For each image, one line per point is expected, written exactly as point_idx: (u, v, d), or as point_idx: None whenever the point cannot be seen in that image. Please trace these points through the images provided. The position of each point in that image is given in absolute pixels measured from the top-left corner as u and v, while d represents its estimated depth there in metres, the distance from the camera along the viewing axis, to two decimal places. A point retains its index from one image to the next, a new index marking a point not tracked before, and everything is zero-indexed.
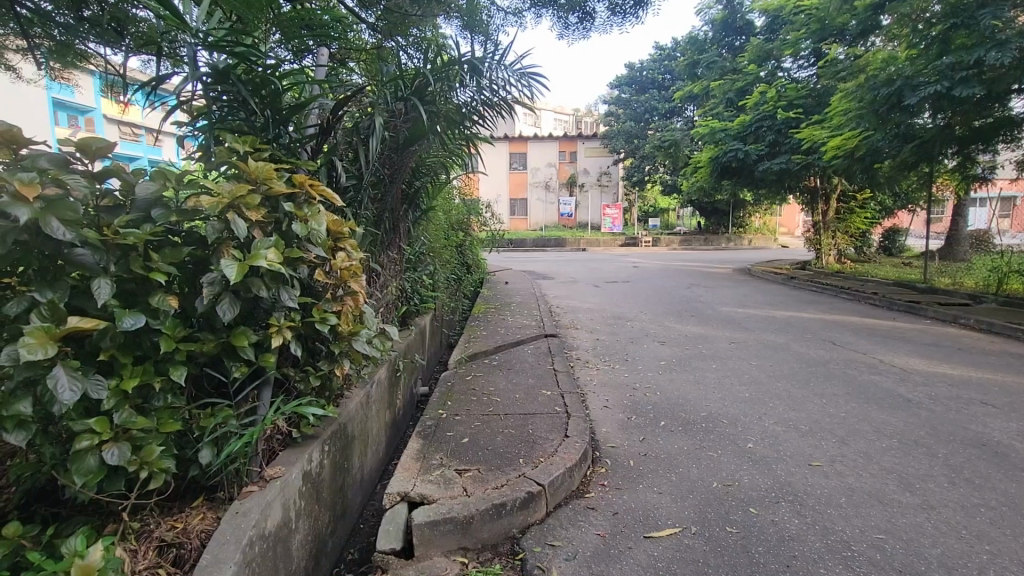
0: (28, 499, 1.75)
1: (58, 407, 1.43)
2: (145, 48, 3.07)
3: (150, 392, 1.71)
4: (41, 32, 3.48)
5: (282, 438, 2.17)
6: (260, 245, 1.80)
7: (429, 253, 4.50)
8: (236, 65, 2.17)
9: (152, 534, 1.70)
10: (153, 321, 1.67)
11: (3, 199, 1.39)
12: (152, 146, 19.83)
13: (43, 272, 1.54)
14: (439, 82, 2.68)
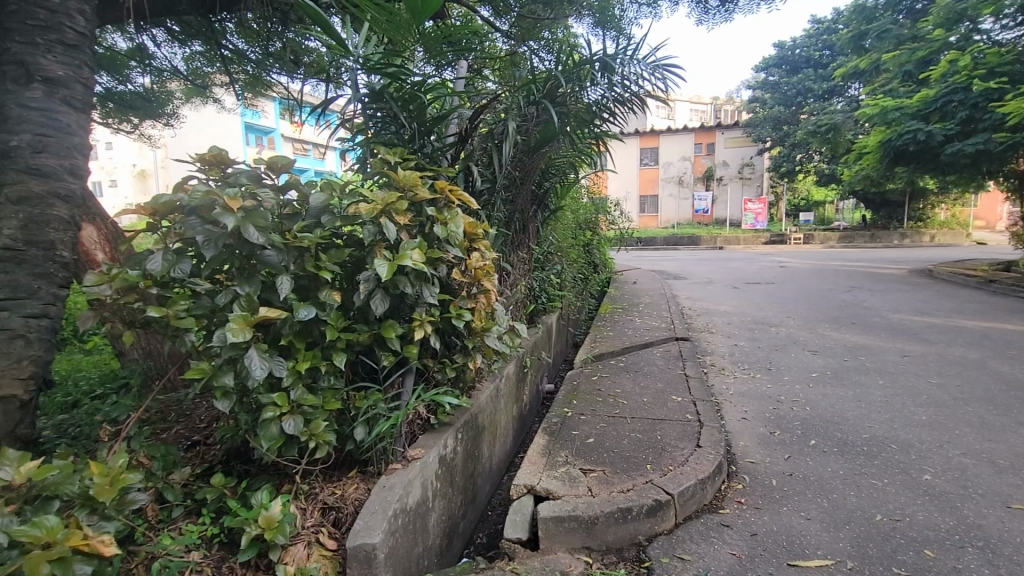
0: (228, 456, 2.13)
1: (251, 381, 1.72)
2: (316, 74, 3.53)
3: (318, 373, 1.98)
4: (239, 69, 4.20)
5: (422, 423, 2.36)
6: (406, 246, 1.98)
7: (557, 252, 4.55)
8: (389, 84, 2.42)
9: (317, 496, 1.98)
10: (321, 313, 1.93)
11: (217, 209, 1.71)
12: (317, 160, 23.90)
13: (242, 269, 1.86)
14: (570, 84, 2.70)
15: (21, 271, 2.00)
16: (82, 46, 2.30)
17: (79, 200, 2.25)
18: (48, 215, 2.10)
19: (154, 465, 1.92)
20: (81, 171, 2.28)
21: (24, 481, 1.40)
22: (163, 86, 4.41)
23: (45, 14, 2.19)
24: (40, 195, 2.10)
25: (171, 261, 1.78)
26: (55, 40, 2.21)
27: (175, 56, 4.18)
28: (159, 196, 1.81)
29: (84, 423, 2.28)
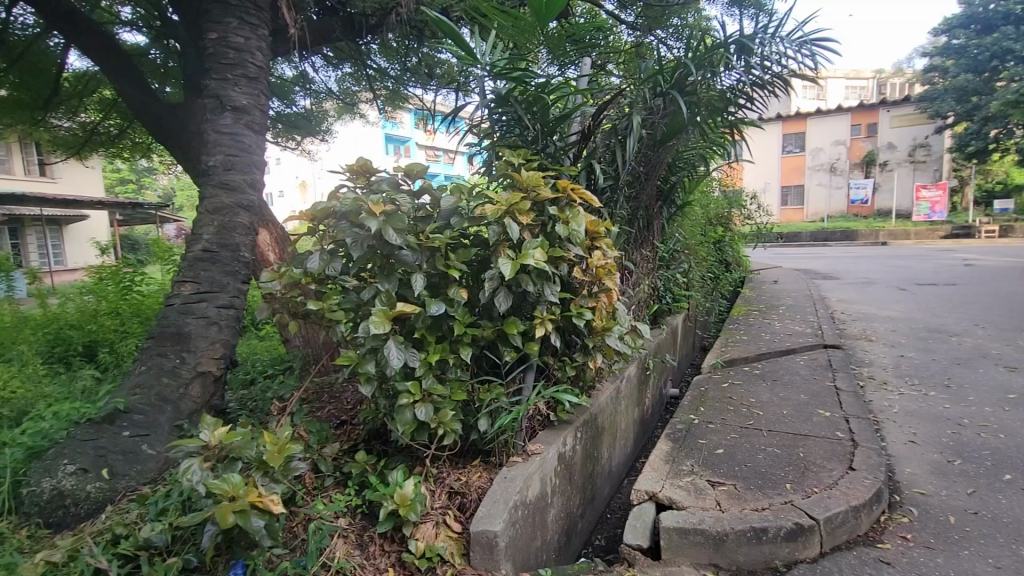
0: (370, 435, 2.35)
1: (389, 369, 1.89)
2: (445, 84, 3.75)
3: (447, 365, 2.11)
4: (381, 85, 4.62)
5: (542, 419, 2.40)
6: (529, 246, 2.02)
7: (684, 250, 4.31)
8: (514, 88, 2.48)
9: (445, 481, 2.11)
10: (450, 309, 2.05)
11: (363, 214, 1.91)
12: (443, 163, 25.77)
13: (382, 268, 2.05)
14: (699, 71, 2.53)
15: (216, 269, 2.42)
16: (260, 77, 2.70)
17: (257, 209, 2.65)
18: (235, 222, 2.51)
19: (311, 438, 2.20)
20: (259, 184, 2.68)
21: (217, 443, 1.71)
22: (320, 106, 5.02)
23: (233, 53, 2.61)
24: (229, 206, 2.51)
25: (326, 260, 2.03)
26: (240, 74, 2.62)
27: (329, 79, 4.73)
28: (317, 203, 2.08)
29: (260, 398, 2.69)
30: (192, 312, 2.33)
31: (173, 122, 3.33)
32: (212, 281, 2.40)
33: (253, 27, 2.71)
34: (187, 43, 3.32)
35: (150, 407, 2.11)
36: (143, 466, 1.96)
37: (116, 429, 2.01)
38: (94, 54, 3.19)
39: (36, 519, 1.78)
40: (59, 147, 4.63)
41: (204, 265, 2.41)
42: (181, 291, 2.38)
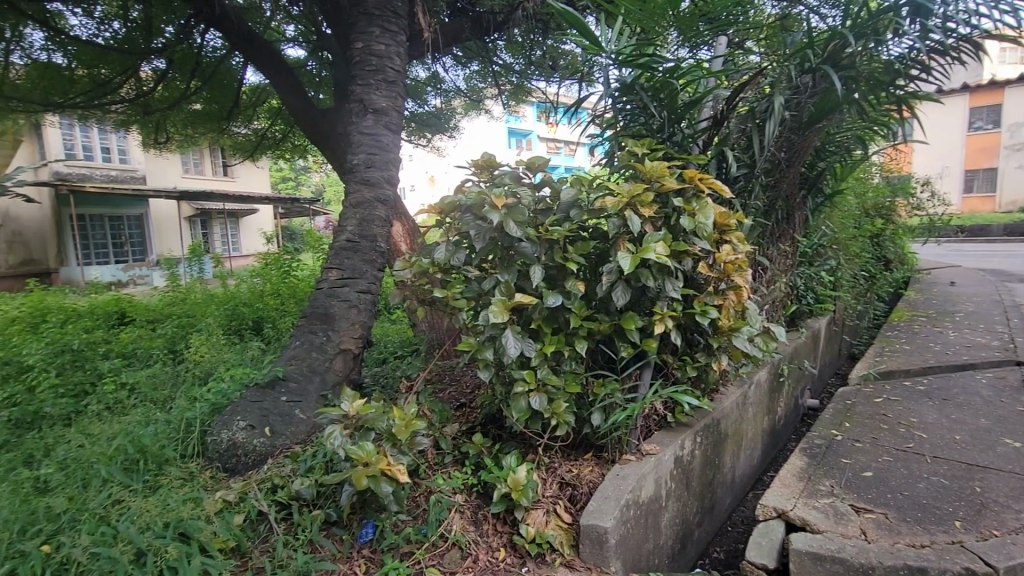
0: (486, 420, 2.45)
1: (506, 358, 1.95)
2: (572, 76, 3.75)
3: (562, 357, 2.12)
4: (506, 80, 4.71)
5: (659, 419, 2.31)
6: (650, 239, 1.94)
7: (832, 245, 3.84)
8: (641, 75, 2.40)
9: (556, 471, 2.13)
10: (567, 301, 2.05)
11: (486, 207, 1.99)
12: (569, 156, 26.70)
13: (503, 259, 2.12)
14: (859, 41, 2.23)
15: (357, 257, 2.68)
16: (397, 81, 2.92)
17: (392, 203, 2.87)
18: (373, 215, 2.76)
19: (434, 417, 2.32)
20: (395, 180, 2.91)
21: (355, 414, 1.94)
22: (449, 104, 5.27)
23: (376, 60, 2.85)
24: (369, 200, 2.76)
25: (452, 251, 2.14)
26: (381, 79, 2.86)
27: (458, 77, 4.97)
28: (445, 197, 2.20)
29: (390, 376, 2.93)
30: (336, 295, 2.61)
31: (327, 129, 3.74)
32: (353, 268, 2.66)
33: (393, 35, 2.93)
34: (338, 54, 3.69)
35: (302, 376, 2.40)
36: (296, 428, 2.24)
37: (275, 394, 2.32)
38: (265, 67, 3.59)
39: (216, 464, 2.13)
40: (238, 152, 5.43)
41: (347, 254, 2.68)
42: (328, 276, 2.67)
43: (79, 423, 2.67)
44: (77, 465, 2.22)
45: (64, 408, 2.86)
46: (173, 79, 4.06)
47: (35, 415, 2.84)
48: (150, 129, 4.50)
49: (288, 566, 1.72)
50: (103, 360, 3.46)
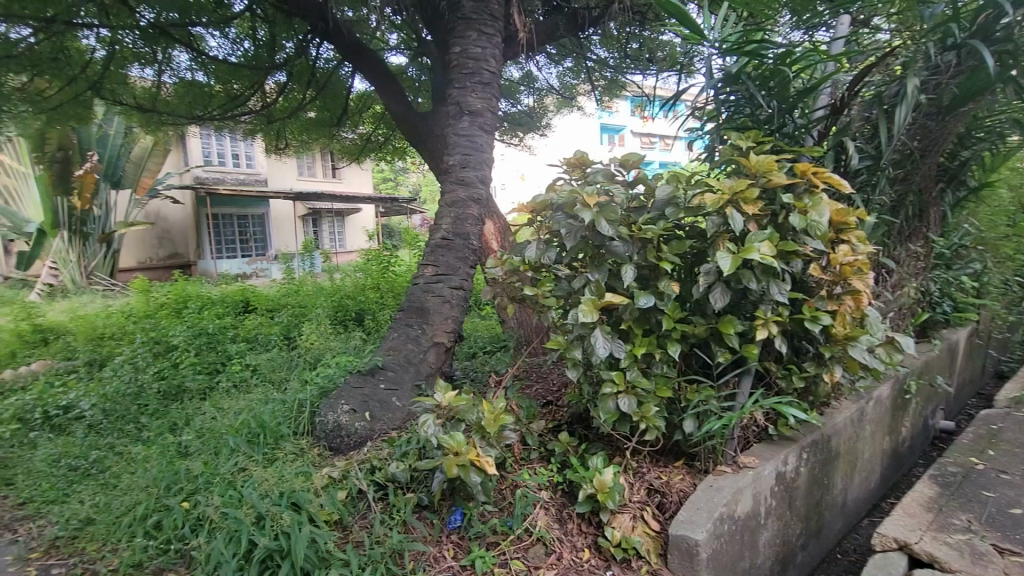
0: (573, 419, 2.44)
1: (595, 358, 1.92)
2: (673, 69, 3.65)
3: (652, 360, 2.05)
4: (600, 76, 4.64)
5: (759, 431, 2.17)
6: (754, 238, 1.82)
7: (976, 246, 3.35)
8: (747, 63, 2.26)
9: (644, 476, 2.08)
10: (659, 302, 1.98)
11: (577, 205, 1.97)
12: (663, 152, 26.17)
13: (593, 258, 2.09)
14: (1019, 9, 1.94)
15: (451, 255, 2.78)
16: (493, 82, 2.98)
17: (484, 202, 2.94)
18: (467, 214, 2.84)
19: (521, 413, 2.34)
20: (488, 179, 2.97)
21: (447, 404, 1.97)
22: (541, 103, 5.29)
23: (472, 63, 2.93)
24: (463, 199, 2.85)
25: (542, 249, 2.15)
26: (477, 81, 2.93)
27: (552, 75, 4.98)
28: (537, 196, 2.21)
29: (479, 370, 3.02)
30: (431, 290, 2.72)
31: (424, 131, 3.90)
32: (447, 265, 2.76)
33: (489, 37, 2.99)
34: (437, 59, 3.84)
35: (399, 366, 2.53)
36: (393, 414, 2.38)
37: (375, 381, 2.47)
38: (371, 76, 3.84)
39: (323, 442, 2.32)
40: (345, 155, 5.84)
41: (442, 251, 2.78)
42: (424, 272, 2.79)
43: (213, 398, 3.03)
44: (211, 435, 2.53)
45: (201, 384, 3.26)
46: (292, 90, 4.39)
47: (179, 388, 3.27)
48: (272, 137, 4.96)
49: (384, 542, 1.84)
50: (232, 343, 3.89)
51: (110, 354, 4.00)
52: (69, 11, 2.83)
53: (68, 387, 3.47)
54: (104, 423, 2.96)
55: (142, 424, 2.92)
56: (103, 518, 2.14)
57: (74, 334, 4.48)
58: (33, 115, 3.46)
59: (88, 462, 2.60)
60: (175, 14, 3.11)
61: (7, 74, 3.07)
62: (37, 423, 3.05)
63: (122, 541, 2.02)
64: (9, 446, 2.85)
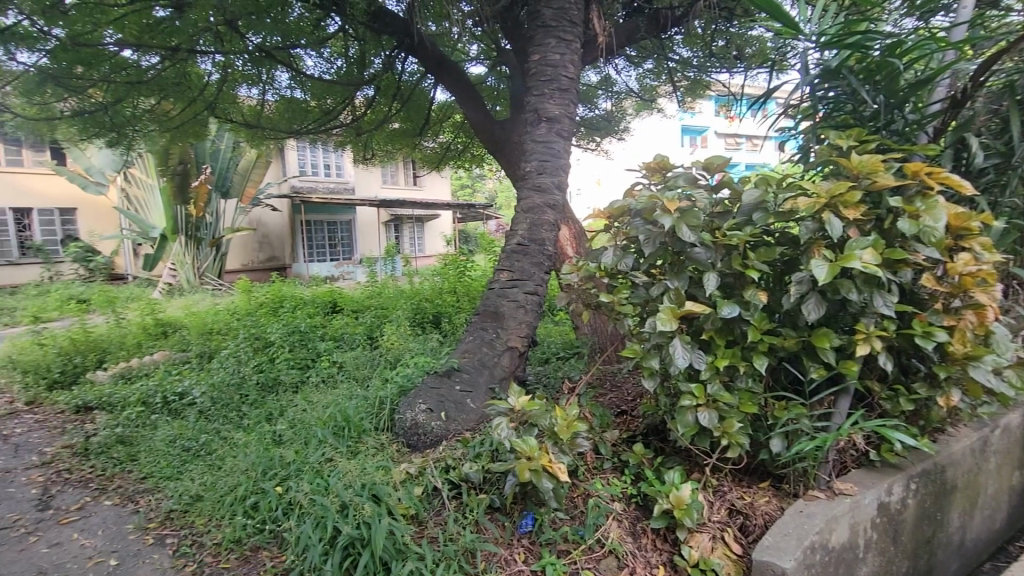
0: (649, 430, 2.36)
1: (673, 368, 1.86)
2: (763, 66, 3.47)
3: (736, 373, 1.95)
4: (682, 77, 4.49)
5: (857, 455, 1.98)
6: (855, 245, 1.68)
7: None
8: (849, 56, 2.11)
9: (725, 495, 1.97)
10: (745, 312, 1.88)
11: (657, 211, 1.92)
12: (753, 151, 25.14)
13: (673, 265, 2.02)
14: None
15: (526, 260, 2.80)
16: (570, 88, 2.98)
17: (560, 208, 2.94)
18: (543, 219, 2.85)
19: (595, 421, 2.31)
20: (565, 185, 2.97)
21: (521, 408, 2.01)
22: (620, 107, 5.21)
23: (550, 70, 2.94)
24: (539, 205, 2.87)
25: (619, 256, 2.11)
26: (555, 88, 2.95)
27: (631, 78, 4.89)
28: (614, 202, 2.17)
29: (552, 376, 3.01)
30: (506, 295, 2.76)
31: (501, 138, 3.97)
32: (522, 270, 2.78)
33: (568, 43, 2.99)
34: (515, 67, 3.90)
35: (474, 368, 2.58)
36: (467, 416, 2.43)
37: (451, 382, 2.53)
38: (452, 86, 3.97)
39: (401, 439, 2.42)
40: (426, 164, 6.07)
41: (517, 257, 2.81)
42: (499, 277, 2.83)
43: (303, 392, 3.25)
44: (301, 426, 2.72)
45: (293, 378, 3.52)
46: (379, 104, 4.64)
47: (274, 381, 3.54)
48: (360, 149, 5.26)
49: (457, 540, 1.88)
50: (320, 341, 4.16)
51: (217, 347, 4.41)
52: (191, 40, 3.17)
53: (182, 375, 3.86)
54: (211, 410, 3.27)
55: (243, 413, 3.19)
56: (209, 496, 2.37)
57: (187, 329, 4.99)
58: (160, 133, 3.91)
59: (198, 444, 2.88)
60: (278, 37, 3.38)
61: (142, 99, 3.50)
62: (157, 407, 3.43)
63: (225, 518, 2.22)
64: (135, 426, 3.23)
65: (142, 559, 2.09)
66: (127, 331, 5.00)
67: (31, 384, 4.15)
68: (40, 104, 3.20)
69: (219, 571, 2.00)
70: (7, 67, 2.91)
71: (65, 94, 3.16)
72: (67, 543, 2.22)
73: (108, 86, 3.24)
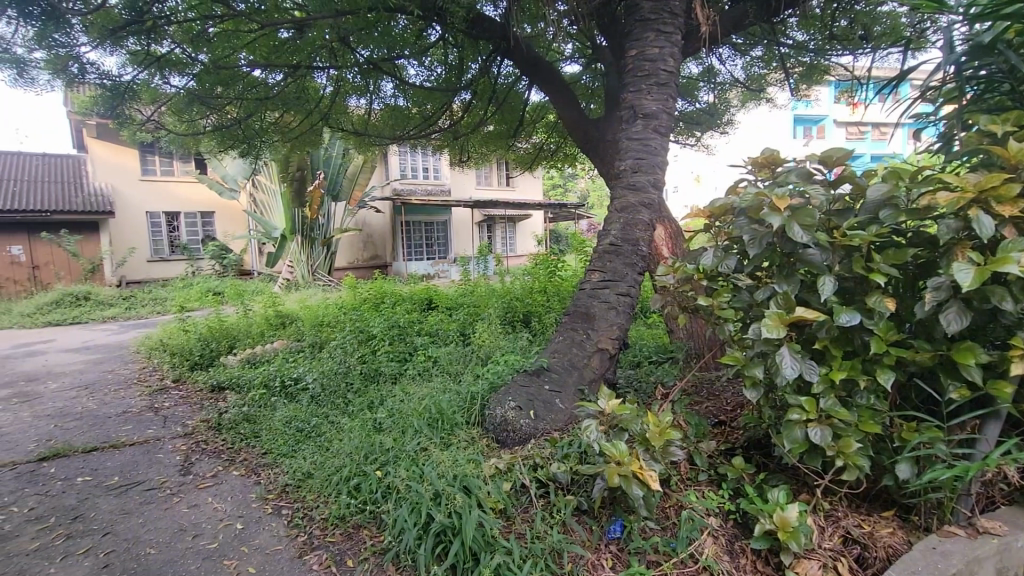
0: (750, 444, 2.21)
1: (781, 379, 1.71)
2: (897, 45, 3.11)
3: (854, 388, 1.77)
4: (797, 62, 4.14)
5: (1007, 490, 1.72)
6: (1010, 246, 1.45)
7: None
8: (1007, 29, 1.82)
9: (839, 521, 1.80)
10: (868, 320, 1.70)
11: (765, 209, 1.79)
12: (880, 140, 22.63)
13: (781, 267, 1.88)
14: None
15: (619, 261, 2.74)
16: (669, 82, 2.87)
17: (656, 207, 2.85)
18: (637, 219, 2.78)
19: (690, 430, 2.20)
20: (661, 184, 2.87)
21: (611, 412, 1.97)
22: (724, 98, 4.92)
23: (648, 64, 2.85)
24: (633, 204, 2.79)
25: (720, 257, 1.99)
26: (653, 83, 2.85)
27: (737, 67, 4.60)
28: (716, 200, 2.04)
29: (644, 380, 2.92)
30: (598, 296, 2.71)
31: (594, 137, 3.92)
32: (614, 271, 2.73)
33: (668, 36, 2.88)
34: (611, 64, 3.83)
35: (563, 368, 2.57)
36: (556, 415, 2.43)
37: (541, 381, 2.54)
38: (547, 87, 3.99)
39: (492, 435, 2.47)
40: (519, 165, 6.16)
41: (610, 257, 2.75)
42: (590, 277, 2.79)
43: (401, 383, 3.44)
44: (399, 415, 2.88)
45: (392, 369, 3.73)
46: (475, 108, 4.78)
47: (376, 372, 3.78)
48: (457, 152, 5.45)
49: (544, 539, 1.88)
50: (418, 335, 4.38)
51: (327, 338, 4.81)
52: (309, 58, 3.48)
53: (297, 362, 4.26)
54: (321, 395, 3.57)
55: (348, 400, 3.44)
56: (318, 475, 2.59)
57: (302, 321, 5.49)
58: (282, 143, 4.33)
59: (309, 425, 3.15)
60: (385, 49, 3.59)
61: (268, 113, 3.89)
62: (276, 390, 3.81)
63: (332, 495, 2.41)
64: (258, 406, 3.61)
65: (262, 526, 2.33)
66: (253, 321, 5.61)
67: (179, 365, 4.81)
68: (188, 121, 3.68)
69: (325, 544, 2.17)
70: (161, 90, 3.34)
71: (208, 111, 3.61)
72: (203, 505, 2.54)
73: (241, 103, 3.65)
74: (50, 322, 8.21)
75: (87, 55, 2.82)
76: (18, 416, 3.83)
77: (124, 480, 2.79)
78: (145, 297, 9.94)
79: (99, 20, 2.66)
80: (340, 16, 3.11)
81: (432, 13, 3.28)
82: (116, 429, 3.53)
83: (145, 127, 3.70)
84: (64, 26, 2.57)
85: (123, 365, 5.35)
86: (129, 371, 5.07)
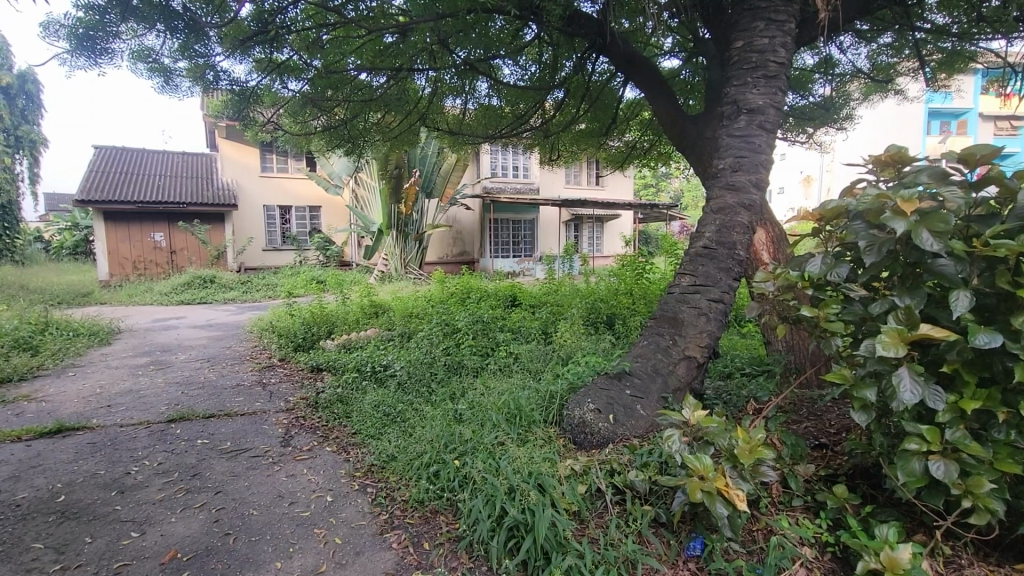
0: (855, 472, 2.01)
1: (897, 403, 1.53)
2: None
3: (990, 420, 1.54)
4: (934, 49, 3.69)
5: None
6: None
7: None
8: None
9: (961, 569, 1.60)
10: (1012, 343, 1.46)
11: (886, 213, 1.61)
12: None
13: (904, 279, 1.69)
14: None
15: (712, 265, 2.59)
16: (779, 74, 2.66)
17: (758, 208, 2.66)
18: (735, 221, 2.61)
19: (784, 451, 2.02)
20: (764, 184, 2.68)
21: (696, 423, 1.89)
22: (843, 91, 4.49)
23: (756, 56, 2.66)
24: (732, 205, 2.63)
25: (830, 264, 1.82)
26: (760, 75, 2.66)
27: (861, 56, 4.19)
28: (827, 202, 1.87)
29: (735, 394, 2.73)
30: (687, 301, 2.58)
31: (689, 134, 3.75)
32: (707, 275, 2.58)
33: (780, 24, 2.67)
34: (714, 57, 3.63)
35: (647, 374, 2.47)
36: (637, 422, 2.36)
37: (622, 386, 2.47)
38: (642, 83, 3.87)
39: (569, 435, 2.44)
40: (609, 164, 6.04)
41: (702, 261, 2.61)
42: (680, 282, 2.66)
43: (482, 377, 3.51)
44: (478, 408, 2.95)
45: (475, 363, 3.82)
46: (568, 105, 4.77)
47: (459, 364, 3.90)
48: (548, 151, 5.44)
49: (618, 547, 1.84)
50: (501, 331, 4.47)
51: (414, 328, 5.03)
52: (410, 60, 3.63)
53: (387, 351, 4.49)
54: (407, 382, 3.74)
55: (432, 389, 3.58)
56: (401, 459, 2.72)
57: (393, 312, 5.78)
58: (383, 142, 4.60)
59: (395, 411, 3.32)
60: (481, 50, 3.61)
61: (372, 113, 4.14)
62: (367, 374, 4.05)
63: (413, 479, 2.52)
64: (350, 388, 3.87)
65: (349, 502, 2.48)
66: (350, 309, 6.00)
67: (285, 346, 5.27)
68: (302, 122, 4.02)
69: (405, 524, 2.27)
70: (280, 94, 3.72)
71: (318, 112, 3.90)
72: (300, 475, 2.76)
73: (348, 104, 3.91)
74: (182, 302, 9.33)
75: (221, 64, 3.15)
76: (153, 381, 4.40)
77: (234, 446, 3.11)
78: (260, 284, 10.96)
79: (231, 32, 2.92)
80: (440, 19, 3.20)
81: (529, 12, 3.28)
82: (230, 400, 3.93)
83: (266, 129, 4.08)
84: (203, 38, 2.88)
85: (238, 343, 5.96)
86: (243, 348, 5.65)
